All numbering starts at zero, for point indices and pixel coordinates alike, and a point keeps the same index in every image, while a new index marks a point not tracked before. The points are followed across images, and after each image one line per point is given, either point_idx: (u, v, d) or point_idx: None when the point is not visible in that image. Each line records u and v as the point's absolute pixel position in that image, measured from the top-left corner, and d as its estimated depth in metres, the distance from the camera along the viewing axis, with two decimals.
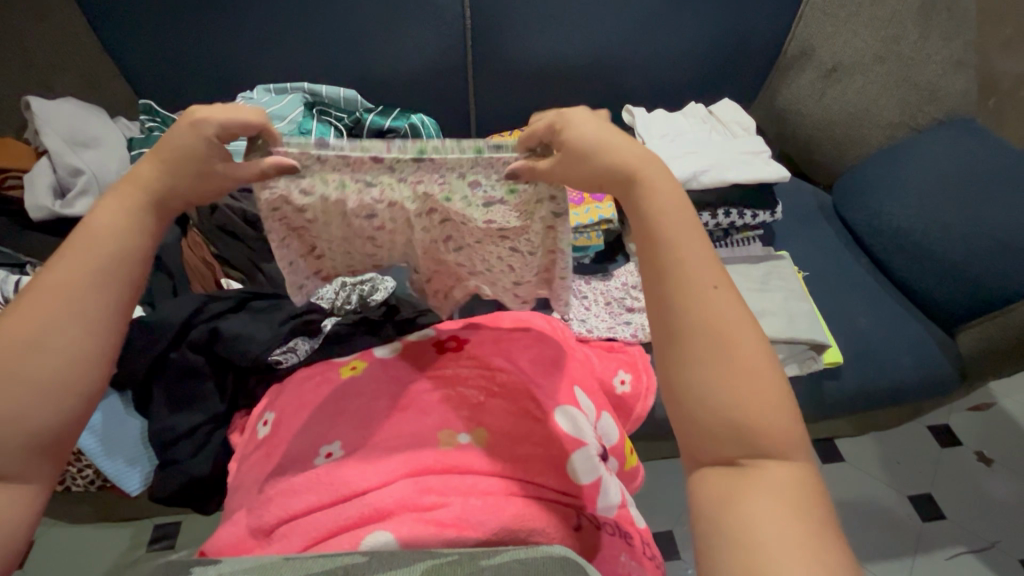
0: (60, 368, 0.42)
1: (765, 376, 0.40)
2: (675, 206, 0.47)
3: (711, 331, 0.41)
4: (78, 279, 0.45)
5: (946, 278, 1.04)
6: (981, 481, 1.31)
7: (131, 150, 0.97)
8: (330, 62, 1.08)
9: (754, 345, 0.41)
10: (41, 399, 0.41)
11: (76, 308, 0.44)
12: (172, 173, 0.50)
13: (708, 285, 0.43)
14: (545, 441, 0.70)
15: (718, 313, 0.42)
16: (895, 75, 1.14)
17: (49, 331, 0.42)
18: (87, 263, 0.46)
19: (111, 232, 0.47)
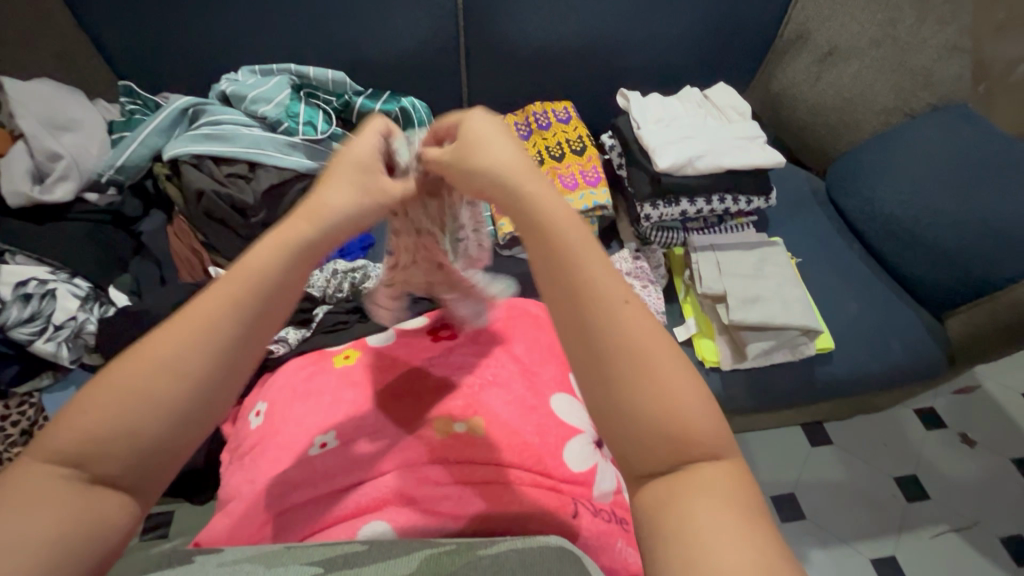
0: (175, 408, 0.36)
1: (688, 385, 0.37)
2: (563, 212, 0.43)
3: (623, 353, 0.38)
4: (222, 310, 0.39)
5: (939, 264, 1.05)
6: (965, 462, 1.34)
7: (112, 133, 0.95)
8: (317, 43, 1.05)
9: (671, 355, 0.38)
10: (159, 421, 0.36)
11: (206, 343, 0.38)
12: (344, 188, 0.45)
13: (615, 302, 0.39)
14: (538, 427, 0.70)
15: (626, 329, 0.39)
16: (891, 61, 1.13)
17: (180, 351, 0.37)
18: (235, 292, 0.39)
19: (269, 259, 0.41)
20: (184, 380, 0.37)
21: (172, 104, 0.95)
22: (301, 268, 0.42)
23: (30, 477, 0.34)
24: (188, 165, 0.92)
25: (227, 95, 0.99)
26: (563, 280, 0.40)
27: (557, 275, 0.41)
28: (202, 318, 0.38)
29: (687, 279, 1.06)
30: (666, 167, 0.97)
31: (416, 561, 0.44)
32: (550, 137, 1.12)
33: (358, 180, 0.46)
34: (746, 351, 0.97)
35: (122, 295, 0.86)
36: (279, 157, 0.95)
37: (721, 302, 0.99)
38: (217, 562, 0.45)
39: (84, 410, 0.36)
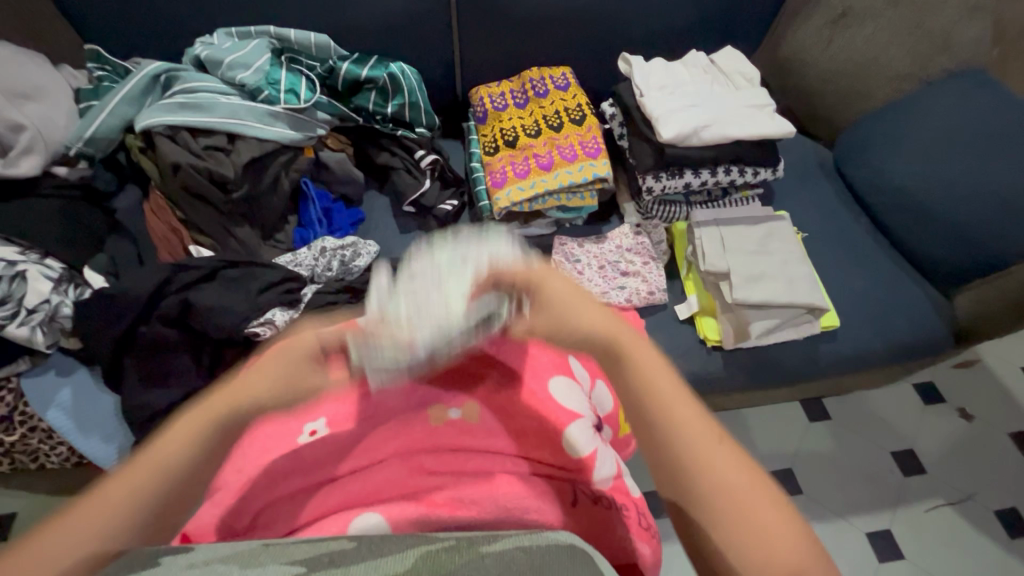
0: None
1: (786, 524, 0.43)
2: (659, 367, 0.50)
3: (731, 522, 0.43)
4: (141, 486, 0.45)
5: (950, 238, 1.01)
6: (961, 437, 1.34)
7: (79, 103, 0.89)
8: (298, 3, 0.98)
9: (770, 502, 0.44)
10: None
11: (112, 520, 0.43)
12: (279, 382, 0.50)
13: (715, 448, 0.46)
14: (538, 416, 0.68)
15: (723, 475, 0.44)
16: (907, 23, 1.07)
17: (72, 535, 0.41)
18: (154, 466, 0.45)
19: (200, 433, 0.47)
20: (58, 557, 0.40)
21: (143, 70, 0.89)
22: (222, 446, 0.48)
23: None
24: (162, 136, 0.86)
25: (202, 61, 0.92)
26: (663, 436, 0.47)
27: (662, 441, 0.47)
28: (99, 510, 0.43)
29: (689, 255, 1.01)
30: (671, 138, 0.92)
31: (409, 561, 0.40)
32: (547, 106, 1.07)
33: (300, 364, 0.52)
34: (750, 330, 0.93)
35: (98, 278, 0.81)
36: (259, 128, 0.89)
37: (725, 279, 0.96)
38: (186, 563, 0.39)
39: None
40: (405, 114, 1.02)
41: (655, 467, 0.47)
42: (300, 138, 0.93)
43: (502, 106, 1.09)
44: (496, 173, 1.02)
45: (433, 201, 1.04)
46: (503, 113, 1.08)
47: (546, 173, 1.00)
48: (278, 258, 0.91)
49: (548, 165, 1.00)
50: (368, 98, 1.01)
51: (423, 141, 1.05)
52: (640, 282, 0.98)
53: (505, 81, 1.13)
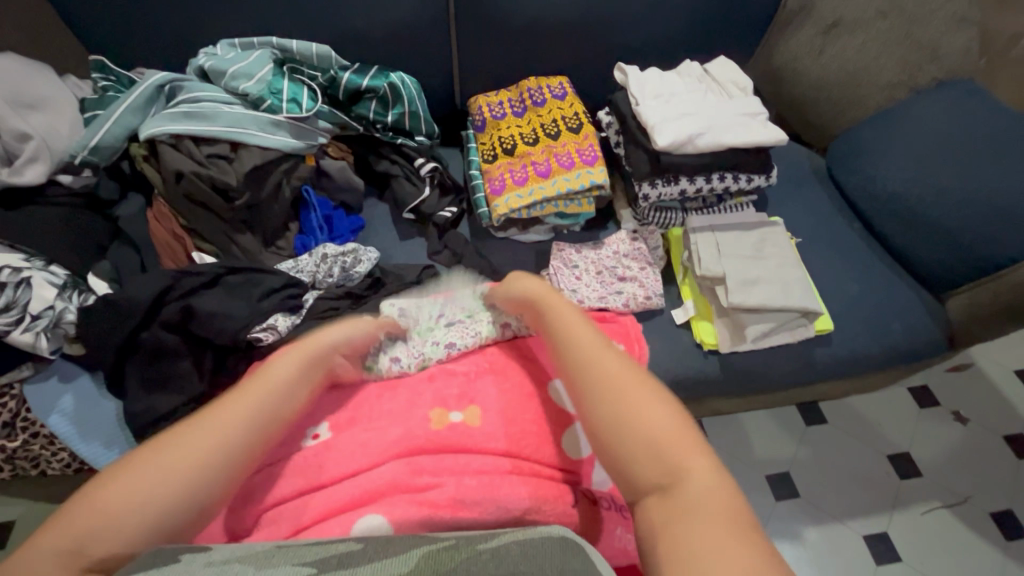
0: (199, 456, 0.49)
1: (667, 413, 0.52)
2: (579, 320, 0.65)
3: (610, 413, 0.53)
4: (232, 423, 0.52)
5: (941, 244, 1.03)
6: (956, 440, 1.35)
7: (83, 112, 0.90)
8: (300, 14, 1.00)
9: (650, 394, 0.53)
10: (183, 462, 0.48)
11: (214, 447, 0.50)
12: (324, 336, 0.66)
13: (607, 358, 0.58)
14: (539, 418, 0.71)
15: (614, 377, 0.55)
16: (897, 34, 1.10)
17: (217, 420, 0.52)
18: (246, 410, 0.54)
19: (284, 375, 0.59)
20: (213, 434, 0.51)
21: (147, 79, 0.90)
22: (291, 393, 0.58)
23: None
24: (166, 145, 0.87)
25: (205, 71, 0.94)
26: (569, 358, 0.60)
27: (572, 361, 0.59)
28: (232, 407, 0.54)
29: (685, 260, 1.03)
30: (666, 145, 0.93)
31: (413, 560, 0.41)
32: (545, 115, 1.09)
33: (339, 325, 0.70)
34: (745, 334, 0.95)
35: (102, 285, 0.82)
36: (262, 136, 0.91)
37: (720, 284, 0.97)
38: (204, 562, 0.42)
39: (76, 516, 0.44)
40: (405, 123, 1.04)
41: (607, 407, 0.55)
42: (302, 146, 0.95)
43: (500, 115, 1.10)
44: (495, 181, 1.04)
45: (433, 208, 1.05)
46: (501, 122, 1.10)
47: (544, 180, 1.01)
48: (280, 265, 0.92)
49: (546, 173, 1.01)
50: (369, 108, 1.03)
51: (421, 150, 1.08)
52: (637, 287, 0.99)
53: (503, 90, 1.15)
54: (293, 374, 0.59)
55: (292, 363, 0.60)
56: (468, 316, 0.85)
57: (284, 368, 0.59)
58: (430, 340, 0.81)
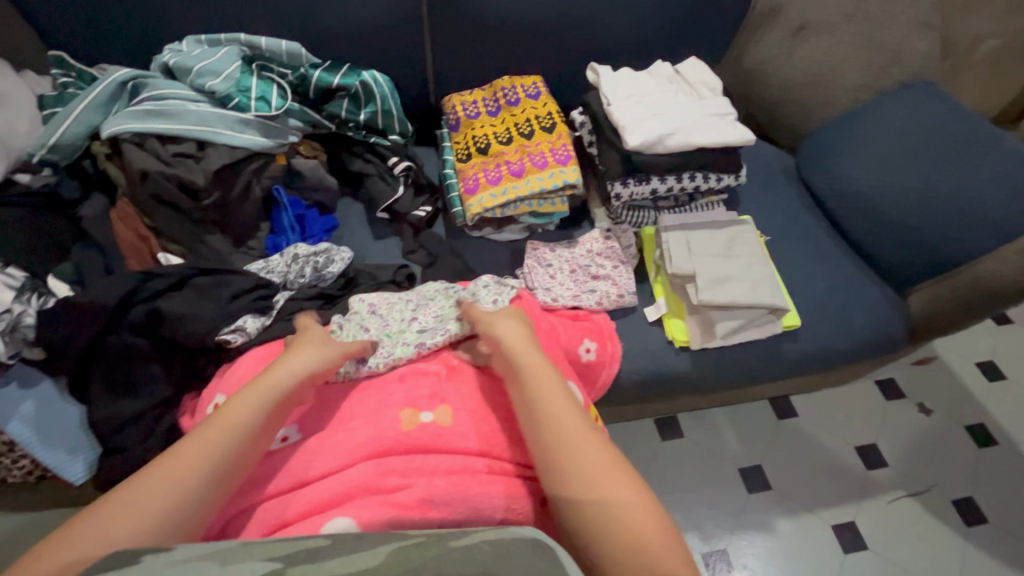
0: (174, 498, 0.51)
1: (642, 509, 0.51)
2: (553, 392, 0.62)
3: (585, 508, 0.52)
4: (194, 466, 0.54)
5: (903, 241, 1.06)
6: (921, 431, 1.40)
7: (43, 110, 0.87)
8: (269, 11, 0.98)
9: (617, 477, 0.53)
10: (157, 504, 0.51)
11: (181, 494, 0.52)
12: (291, 364, 0.66)
13: (585, 444, 0.57)
14: (508, 416, 0.72)
15: (590, 467, 0.54)
16: (861, 37, 1.14)
17: (191, 457, 0.54)
18: (208, 446, 0.56)
19: (249, 408, 0.60)
20: (184, 474, 0.53)
21: (110, 76, 0.88)
22: (261, 428, 0.60)
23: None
24: (129, 143, 0.85)
25: (170, 67, 0.92)
26: (541, 437, 0.58)
27: (545, 443, 0.58)
28: (204, 442, 0.56)
29: (658, 259, 1.04)
30: (638, 145, 0.94)
31: (381, 556, 0.42)
32: (519, 114, 1.09)
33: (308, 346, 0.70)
34: (715, 330, 0.97)
35: (62, 286, 0.79)
36: (229, 135, 0.89)
37: (691, 282, 0.98)
38: (168, 561, 0.42)
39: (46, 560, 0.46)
40: (378, 121, 1.04)
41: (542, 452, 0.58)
42: (271, 146, 0.93)
43: (474, 114, 1.11)
44: (469, 180, 1.04)
45: (407, 207, 1.05)
46: (475, 121, 1.10)
47: (518, 179, 1.01)
48: (250, 266, 0.91)
49: (519, 172, 1.02)
50: (340, 106, 1.02)
51: (395, 148, 1.08)
52: (610, 285, 1.00)
53: (477, 89, 1.15)
54: (261, 410, 0.61)
55: (260, 398, 0.61)
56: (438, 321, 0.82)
57: (250, 405, 0.60)
58: (400, 341, 0.80)
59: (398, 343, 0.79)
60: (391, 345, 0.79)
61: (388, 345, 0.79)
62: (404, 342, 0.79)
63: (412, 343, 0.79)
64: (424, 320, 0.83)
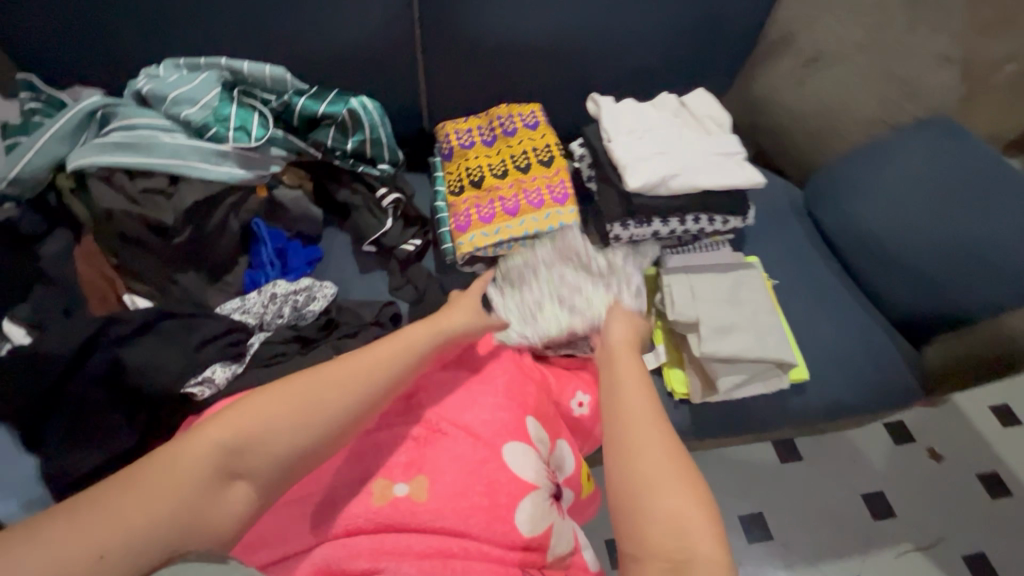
0: (305, 423, 0.57)
1: (698, 515, 0.54)
2: (639, 385, 0.68)
3: (634, 480, 0.57)
4: (352, 390, 0.60)
5: (919, 288, 1.00)
6: (932, 479, 1.33)
7: (6, 138, 0.82)
8: (252, 34, 0.93)
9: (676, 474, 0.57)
10: (287, 423, 0.56)
11: (315, 421, 0.58)
12: (437, 331, 0.72)
13: (654, 433, 0.61)
14: (489, 488, 0.65)
15: (657, 453, 0.59)
16: (877, 68, 1.07)
17: (330, 391, 0.60)
18: (358, 380, 0.61)
19: (410, 346, 0.67)
20: (321, 401, 0.59)
21: (78, 105, 0.83)
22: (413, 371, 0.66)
23: (171, 465, 0.51)
24: (96, 178, 0.80)
25: (145, 94, 0.87)
26: (613, 424, 0.64)
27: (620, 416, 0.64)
28: (343, 377, 0.61)
29: (658, 303, 0.99)
30: (639, 187, 0.89)
31: None
32: (514, 145, 1.04)
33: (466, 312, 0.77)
34: (717, 384, 0.91)
35: (21, 333, 0.74)
36: (205, 168, 0.84)
37: (693, 331, 0.93)
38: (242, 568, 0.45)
39: (222, 427, 0.54)
40: (366, 151, 0.98)
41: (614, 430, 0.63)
42: (250, 177, 0.88)
43: (468, 144, 1.05)
44: (460, 216, 0.98)
45: (395, 241, 0.99)
46: (469, 151, 1.05)
47: (512, 218, 0.96)
48: (224, 306, 0.85)
49: (514, 211, 0.96)
50: (326, 135, 0.96)
51: (385, 178, 1.01)
52: None
53: (472, 117, 1.10)
54: (413, 357, 0.67)
55: (407, 354, 0.66)
56: (585, 286, 0.89)
57: (405, 346, 0.67)
58: (556, 318, 0.87)
59: (555, 323, 0.87)
60: (547, 320, 0.87)
61: (545, 320, 0.87)
62: (559, 317, 0.87)
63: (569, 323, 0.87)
64: (577, 300, 0.88)
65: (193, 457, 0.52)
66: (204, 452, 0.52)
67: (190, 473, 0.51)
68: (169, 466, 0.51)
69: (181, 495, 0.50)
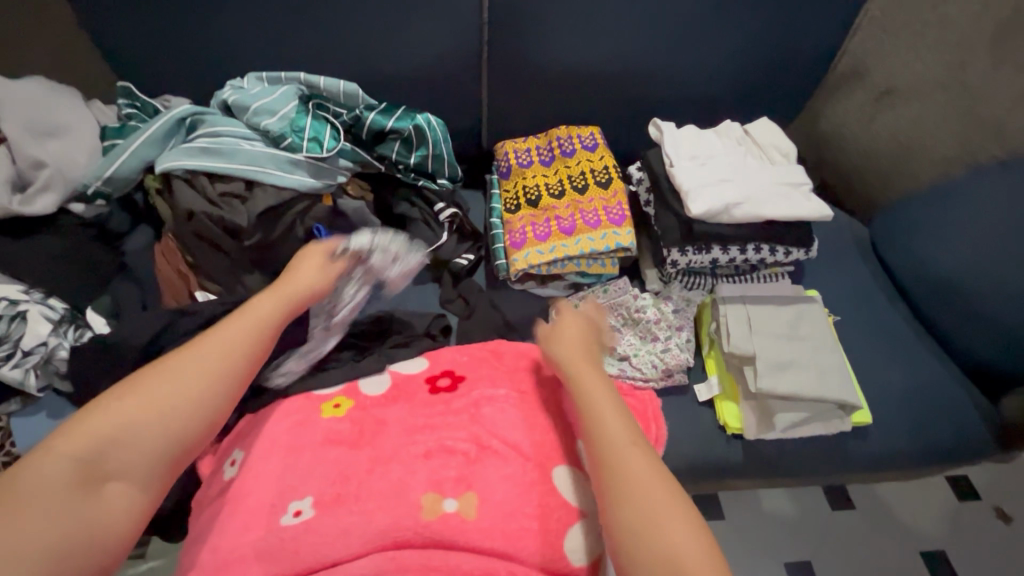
0: (170, 414, 0.60)
1: (692, 535, 0.52)
2: (601, 387, 0.67)
3: (622, 506, 0.55)
4: (215, 372, 0.64)
5: (999, 339, 0.93)
6: (997, 542, 1.23)
7: (104, 141, 0.87)
8: (331, 53, 0.98)
9: (670, 495, 0.55)
10: (148, 419, 0.59)
11: (177, 409, 0.60)
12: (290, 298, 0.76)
13: (626, 446, 0.59)
14: (539, 511, 0.64)
15: (630, 470, 0.57)
16: (960, 105, 1.00)
17: (184, 381, 0.62)
18: (213, 367, 0.64)
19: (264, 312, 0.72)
20: (181, 392, 0.61)
21: (170, 112, 0.88)
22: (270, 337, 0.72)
23: (26, 486, 0.51)
24: (180, 180, 0.85)
25: (230, 104, 0.92)
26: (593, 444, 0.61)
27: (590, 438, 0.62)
28: (198, 368, 0.64)
29: (712, 332, 0.96)
30: (701, 213, 0.88)
31: None
32: (573, 166, 1.04)
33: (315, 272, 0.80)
34: (774, 421, 0.87)
35: (99, 320, 0.79)
36: (278, 175, 0.88)
37: (750, 364, 0.89)
38: None
39: (70, 439, 0.55)
40: (427, 165, 1.00)
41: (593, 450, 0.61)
42: (319, 186, 0.91)
43: (527, 163, 1.07)
44: (516, 233, 0.99)
45: (449, 255, 1.01)
46: (527, 171, 1.06)
47: (567, 237, 0.96)
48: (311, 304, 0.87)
49: (569, 230, 0.96)
50: (392, 149, 0.99)
51: (443, 193, 1.03)
52: (662, 354, 0.92)
53: (531, 137, 1.11)
54: (266, 324, 0.72)
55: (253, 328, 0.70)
56: (658, 332, 0.94)
57: (258, 316, 0.72)
58: (644, 362, 0.92)
59: (646, 364, 0.92)
60: (639, 363, 0.92)
61: (636, 362, 0.92)
62: (650, 359, 0.92)
63: (661, 366, 0.92)
64: (659, 342, 0.94)
65: (51, 471, 0.53)
66: (61, 466, 0.53)
67: (57, 490, 0.52)
68: (31, 491, 0.51)
69: (58, 512, 0.51)
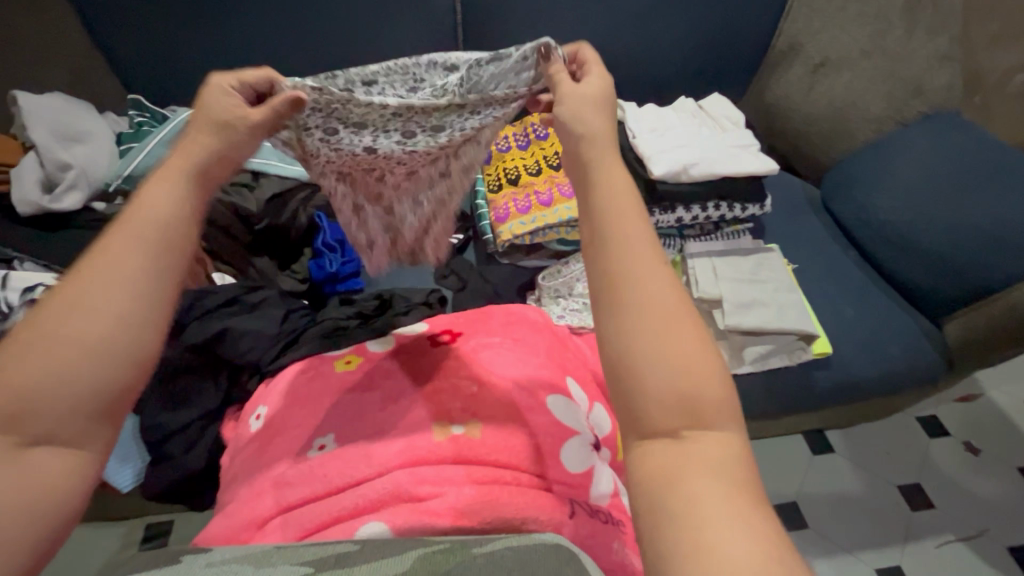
0: (88, 336, 0.41)
1: (709, 368, 0.40)
2: (622, 185, 0.47)
3: (650, 312, 0.41)
4: (126, 270, 0.43)
5: (933, 268, 1.05)
6: (970, 472, 1.30)
7: (121, 145, 0.97)
8: (320, 58, 1.08)
9: (693, 327, 0.41)
10: (52, 352, 0.40)
11: (93, 328, 0.41)
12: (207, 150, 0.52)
13: (644, 268, 0.43)
14: (538, 430, 0.72)
15: (661, 293, 0.42)
16: (883, 72, 1.15)
17: (83, 291, 0.42)
18: (118, 263, 0.44)
19: (158, 212, 0.47)
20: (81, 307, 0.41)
21: (179, 116, 0.97)
22: (186, 232, 0.48)
23: None
24: None
25: None
26: (607, 245, 0.44)
27: (598, 248, 0.44)
28: (96, 272, 0.43)
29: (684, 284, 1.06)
30: (660, 175, 0.99)
31: (409, 561, 0.46)
32: (548, 147, 1.15)
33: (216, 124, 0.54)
34: (743, 355, 0.99)
35: None
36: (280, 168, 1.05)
37: (718, 307, 1.00)
38: (206, 562, 0.48)
39: None
40: None
41: (597, 254, 0.44)
42: None
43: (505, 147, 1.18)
44: (500, 209, 1.09)
45: None
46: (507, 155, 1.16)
47: (546, 208, 1.06)
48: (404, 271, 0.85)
49: (548, 202, 1.07)
50: None
51: None
52: None
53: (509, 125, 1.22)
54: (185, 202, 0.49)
55: (170, 197, 0.48)
56: None
57: (162, 194, 0.48)
58: None
59: None
60: None
61: None
62: None
63: None
64: None
65: None
66: None
67: None
68: None
69: None
